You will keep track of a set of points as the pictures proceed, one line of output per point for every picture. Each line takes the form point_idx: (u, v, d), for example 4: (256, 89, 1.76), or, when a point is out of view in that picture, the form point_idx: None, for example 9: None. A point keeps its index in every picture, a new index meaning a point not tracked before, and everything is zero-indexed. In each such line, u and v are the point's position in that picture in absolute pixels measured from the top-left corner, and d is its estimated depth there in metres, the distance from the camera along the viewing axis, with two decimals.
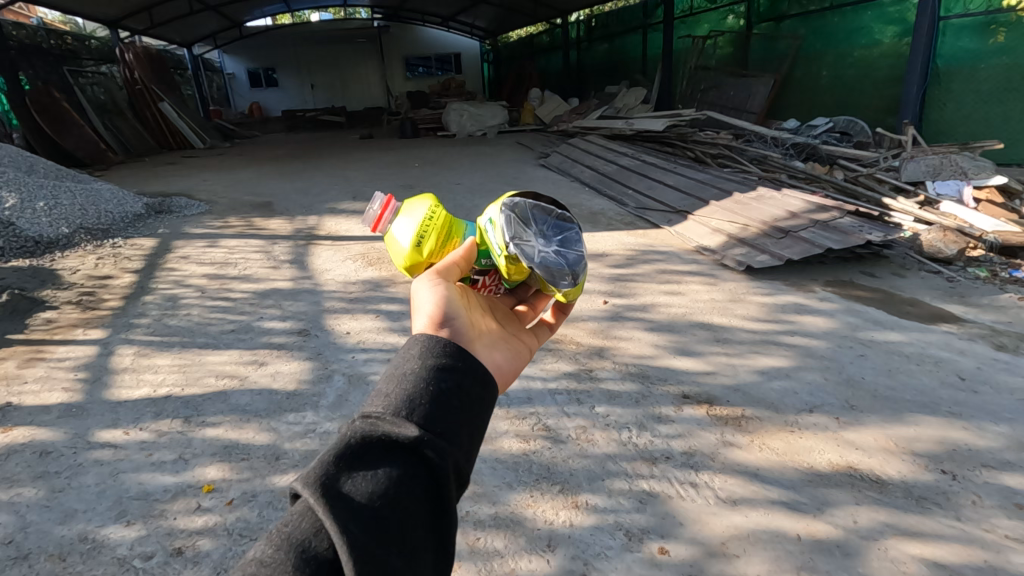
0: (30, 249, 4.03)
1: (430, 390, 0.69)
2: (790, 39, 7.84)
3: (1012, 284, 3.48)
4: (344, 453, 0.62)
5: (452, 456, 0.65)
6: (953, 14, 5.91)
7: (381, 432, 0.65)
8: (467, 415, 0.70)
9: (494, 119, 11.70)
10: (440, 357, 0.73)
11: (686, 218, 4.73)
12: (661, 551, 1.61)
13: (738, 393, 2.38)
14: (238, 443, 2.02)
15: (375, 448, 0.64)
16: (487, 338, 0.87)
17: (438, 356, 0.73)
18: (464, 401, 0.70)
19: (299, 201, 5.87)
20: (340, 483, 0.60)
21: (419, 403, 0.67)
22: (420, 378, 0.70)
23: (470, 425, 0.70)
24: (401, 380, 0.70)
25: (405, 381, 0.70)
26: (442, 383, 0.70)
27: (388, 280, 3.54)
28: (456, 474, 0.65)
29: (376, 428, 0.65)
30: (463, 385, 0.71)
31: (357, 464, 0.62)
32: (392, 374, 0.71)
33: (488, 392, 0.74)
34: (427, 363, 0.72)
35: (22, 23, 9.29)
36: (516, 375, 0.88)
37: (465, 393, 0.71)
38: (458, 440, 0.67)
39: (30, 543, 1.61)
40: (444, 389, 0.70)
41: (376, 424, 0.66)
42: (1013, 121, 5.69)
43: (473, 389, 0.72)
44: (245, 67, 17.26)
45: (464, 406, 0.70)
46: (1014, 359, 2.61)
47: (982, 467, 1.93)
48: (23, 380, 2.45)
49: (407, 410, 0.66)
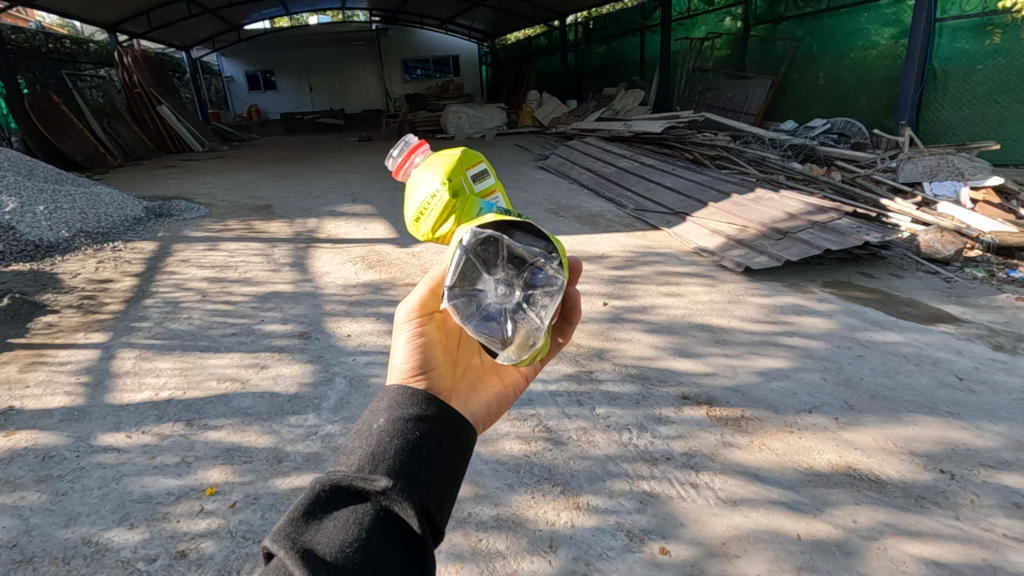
0: (29, 253, 4.03)
1: (398, 444, 0.66)
2: (787, 41, 7.88)
3: (1009, 284, 3.50)
4: (312, 509, 0.62)
5: (422, 507, 0.63)
6: (949, 15, 5.94)
7: (351, 486, 0.64)
8: (439, 467, 0.66)
9: (493, 121, 11.73)
10: (413, 406, 0.70)
11: (684, 219, 4.75)
12: (662, 552, 1.62)
13: (738, 394, 2.39)
14: (240, 446, 2.03)
15: (345, 503, 0.63)
16: (471, 378, 0.82)
17: (411, 405, 0.70)
18: (435, 451, 0.67)
19: (299, 204, 5.88)
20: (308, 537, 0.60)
21: (388, 455, 0.65)
22: (389, 430, 0.67)
23: (444, 474, 0.66)
24: (368, 432, 0.67)
25: (375, 434, 0.67)
26: (414, 432, 0.67)
27: (389, 283, 3.55)
28: (427, 522, 0.63)
29: (344, 485, 0.64)
30: (435, 433, 0.68)
31: (326, 519, 0.62)
32: (360, 427, 0.68)
33: (463, 440, 0.70)
34: (396, 414, 0.69)
35: (20, 27, 9.30)
36: (502, 412, 0.83)
37: (439, 442, 0.67)
38: (430, 488, 0.65)
39: (34, 547, 1.62)
40: (413, 441, 0.67)
41: (346, 477, 0.64)
42: (1009, 122, 5.71)
43: (445, 437, 0.68)
44: (244, 70, 17.28)
45: (434, 456, 0.66)
46: (1012, 359, 2.62)
47: (980, 467, 1.95)
48: (25, 384, 2.45)
49: (376, 463, 0.65)
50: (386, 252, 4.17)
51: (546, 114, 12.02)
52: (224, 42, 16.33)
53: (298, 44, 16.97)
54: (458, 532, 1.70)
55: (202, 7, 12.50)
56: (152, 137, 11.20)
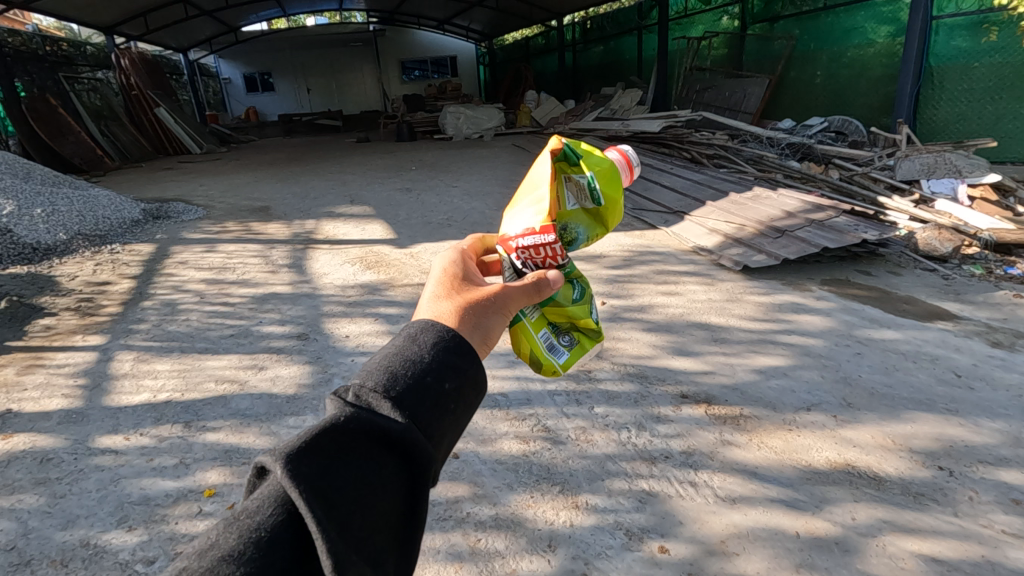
0: (27, 255, 4.02)
1: (432, 382, 0.53)
2: (784, 39, 7.89)
3: (1007, 280, 3.50)
4: (330, 441, 0.46)
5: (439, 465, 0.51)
6: (945, 13, 5.95)
7: (373, 417, 0.49)
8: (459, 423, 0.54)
9: (491, 121, 11.73)
10: (454, 350, 0.56)
11: (682, 218, 4.75)
12: (661, 550, 1.62)
13: (737, 392, 2.39)
14: (238, 447, 2.03)
15: (362, 440, 0.47)
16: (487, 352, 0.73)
17: (453, 346, 0.57)
18: (462, 406, 0.55)
19: (297, 205, 5.88)
20: (322, 466, 0.44)
21: (420, 393, 0.51)
22: (426, 367, 0.54)
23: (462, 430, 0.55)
24: (398, 361, 0.54)
25: (410, 367, 0.53)
26: (451, 380, 0.54)
27: (387, 283, 3.55)
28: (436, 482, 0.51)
29: (370, 413, 0.49)
30: (468, 390, 0.56)
31: (341, 447, 0.46)
32: (392, 352, 0.55)
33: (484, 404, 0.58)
34: (438, 353, 0.55)
35: (16, 29, 9.25)
36: None
37: (468, 400, 0.56)
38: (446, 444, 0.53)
39: (32, 549, 1.62)
40: (446, 389, 0.53)
41: (365, 402, 0.51)
42: (1006, 120, 5.72)
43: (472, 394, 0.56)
44: (241, 72, 17.26)
45: (460, 410, 0.54)
46: (1010, 356, 2.63)
47: (978, 463, 1.95)
48: (23, 387, 2.45)
49: (405, 399, 0.51)
50: (384, 253, 4.17)
51: (544, 114, 12.04)
52: (221, 44, 16.27)
53: (296, 46, 16.95)
54: (458, 532, 1.70)
55: (199, 9, 12.49)
56: (150, 140, 11.21)
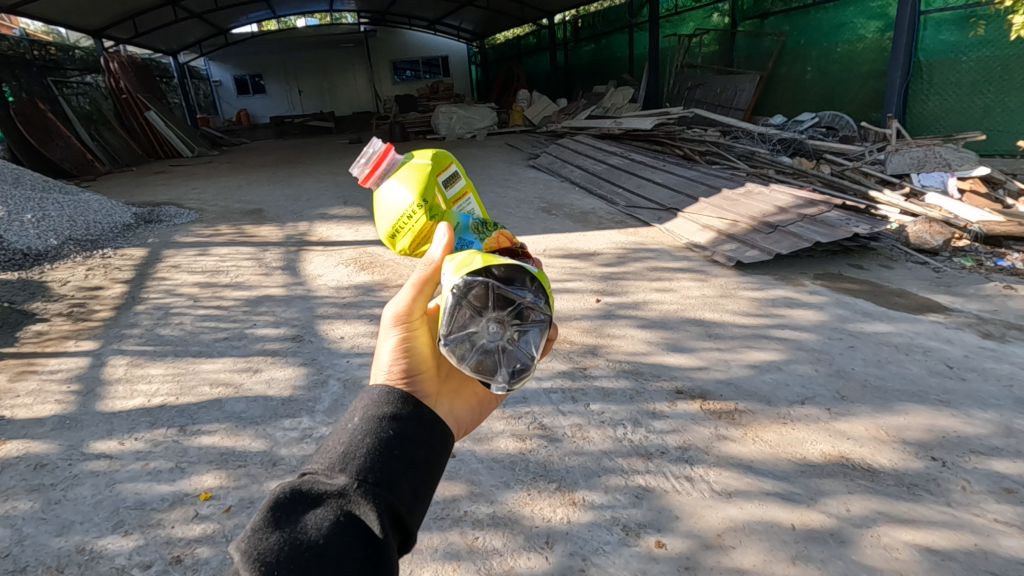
0: (18, 262, 3.97)
1: (370, 442, 0.65)
2: (774, 36, 7.93)
3: (997, 272, 3.54)
4: (280, 514, 0.60)
5: (390, 502, 0.62)
6: (933, 8, 5.99)
7: (322, 486, 0.62)
8: (410, 463, 0.65)
9: (484, 121, 11.77)
10: (386, 408, 0.69)
11: (675, 215, 4.77)
12: (658, 545, 1.63)
13: (731, 387, 2.41)
14: (235, 450, 2.02)
15: (311, 505, 0.61)
16: (451, 386, 0.81)
17: (385, 407, 0.69)
18: (409, 450, 0.66)
19: (290, 207, 5.86)
20: (287, 534, 0.59)
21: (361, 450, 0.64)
22: (365, 430, 0.67)
23: (414, 469, 0.65)
24: (337, 436, 0.67)
25: (347, 436, 0.66)
26: (384, 435, 0.66)
27: (380, 284, 3.54)
28: (394, 521, 0.62)
29: (313, 484, 0.63)
30: (409, 432, 0.67)
31: (302, 513, 0.61)
32: (337, 429, 0.68)
33: (436, 439, 0.69)
34: (373, 414, 0.68)
35: (3, 34, 9.00)
36: (472, 419, 0.82)
37: (413, 440, 0.67)
38: (397, 486, 0.63)
39: (27, 556, 1.61)
40: (386, 440, 0.66)
41: (318, 478, 0.63)
42: (994, 112, 5.81)
43: (420, 434, 0.68)
44: (232, 74, 17.15)
45: (409, 453, 0.66)
46: (1001, 347, 2.65)
47: (970, 453, 1.97)
48: (16, 393, 2.43)
49: (347, 458, 0.64)
50: (378, 254, 4.16)
51: (536, 113, 12.06)
52: (211, 46, 16.15)
53: (285, 47, 16.87)
54: (455, 532, 1.70)
55: (188, 11, 12.46)
56: (141, 144, 11.15)
